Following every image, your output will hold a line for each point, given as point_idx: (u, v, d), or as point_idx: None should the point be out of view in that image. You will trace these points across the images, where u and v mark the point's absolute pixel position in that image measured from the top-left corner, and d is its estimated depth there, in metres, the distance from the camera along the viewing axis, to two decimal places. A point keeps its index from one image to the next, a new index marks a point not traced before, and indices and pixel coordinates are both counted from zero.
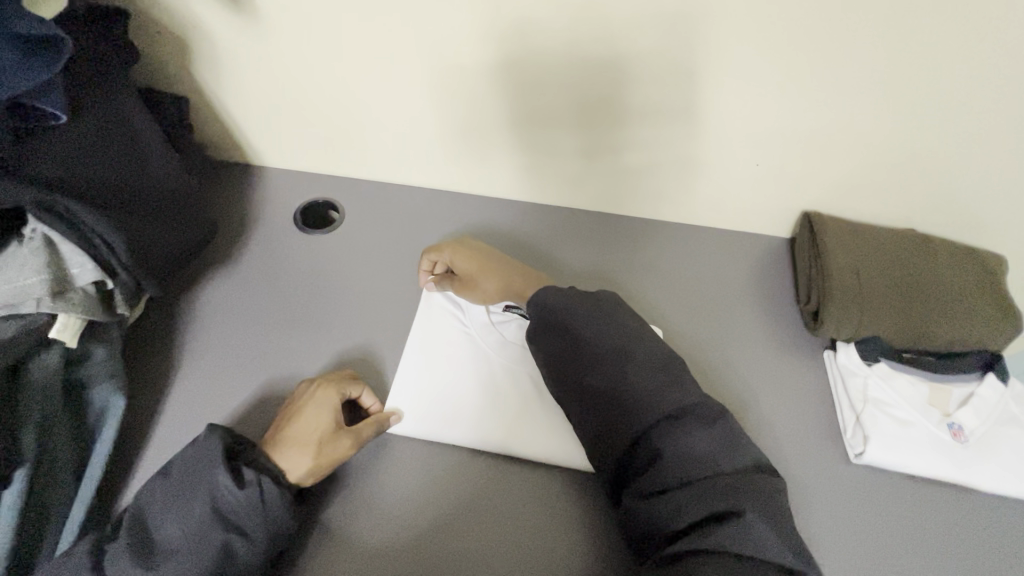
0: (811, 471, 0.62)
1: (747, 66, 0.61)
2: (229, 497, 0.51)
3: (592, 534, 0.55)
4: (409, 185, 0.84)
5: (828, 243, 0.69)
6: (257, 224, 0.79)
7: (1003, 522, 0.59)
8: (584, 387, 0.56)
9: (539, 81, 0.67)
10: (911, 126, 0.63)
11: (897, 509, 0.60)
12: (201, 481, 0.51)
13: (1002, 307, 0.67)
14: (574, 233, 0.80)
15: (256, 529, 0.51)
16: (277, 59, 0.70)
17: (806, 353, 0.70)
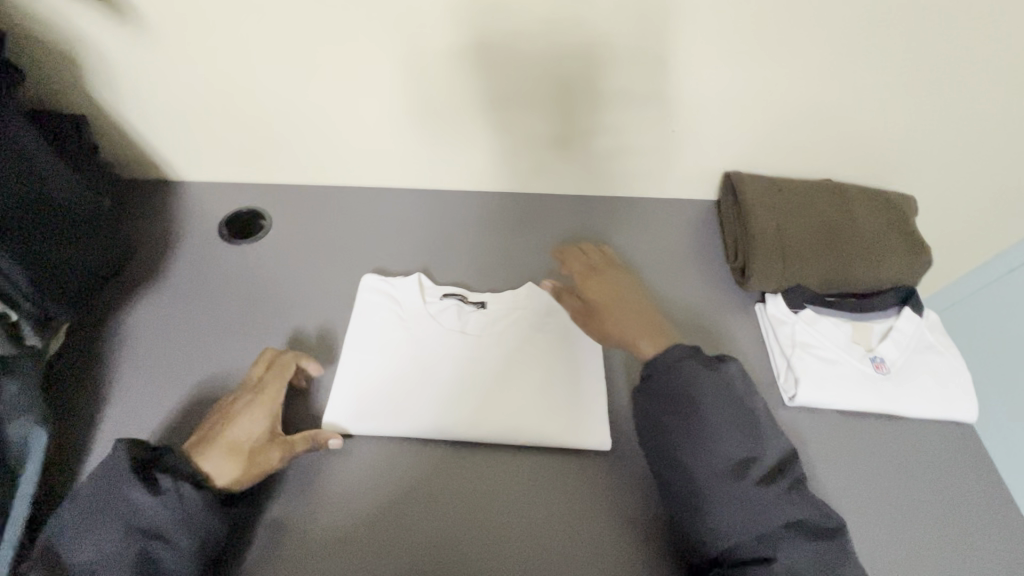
0: (830, 449, 0.64)
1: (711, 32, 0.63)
2: (144, 501, 0.51)
3: (553, 506, 0.57)
4: (338, 184, 0.82)
5: (749, 200, 0.72)
6: (180, 240, 0.76)
7: (945, 456, 0.65)
8: (669, 439, 0.53)
9: (456, 64, 0.67)
10: (833, 78, 0.66)
11: (902, 479, 0.63)
12: (117, 491, 0.51)
13: (912, 243, 0.71)
14: (510, 216, 0.80)
15: (176, 531, 0.51)
16: (184, 65, 0.67)
17: (736, 307, 0.73)
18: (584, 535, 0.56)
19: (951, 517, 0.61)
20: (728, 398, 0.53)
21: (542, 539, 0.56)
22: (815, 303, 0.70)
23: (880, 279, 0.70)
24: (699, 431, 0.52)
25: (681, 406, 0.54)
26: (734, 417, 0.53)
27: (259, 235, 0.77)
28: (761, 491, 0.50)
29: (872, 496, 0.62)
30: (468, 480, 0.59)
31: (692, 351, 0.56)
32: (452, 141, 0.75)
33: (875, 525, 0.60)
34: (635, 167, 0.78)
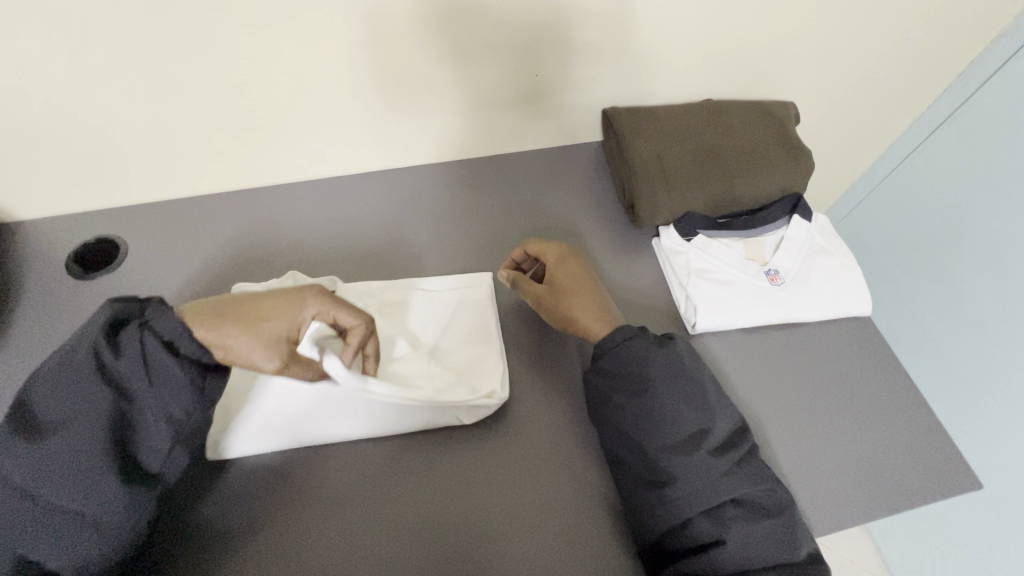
0: (754, 370, 0.64)
1: None
2: (135, 353, 0.45)
3: (488, 475, 0.55)
4: (206, 195, 0.76)
5: (628, 136, 0.70)
6: (31, 290, 0.68)
7: (856, 354, 0.67)
8: (617, 410, 0.52)
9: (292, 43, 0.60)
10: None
11: (828, 391, 0.64)
12: (74, 370, 0.44)
13: (791, 147, 0.71)
14: (397, 193, 0.77)
15: (154, 394, 0.45)
16: None
17: (633, 245, 0.73)
18: (516, 488, 0.54)
19: (857, 412, 0.63)
20: (683, 377, 0.53)
21: (496, 497, 0.53)
22: (706, 228, 0.70)
23: (765, 192, 0.70)
24: (650, 401, 0.51)
25: (632, 387, 0.52)
26: (684, 391, 0.52)
27: (116, 264, 0.70)
28: (716, 468, 0.49)
29: (799, 410, 0.62)
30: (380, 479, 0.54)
31: (648, 339, 0.55)
32: (336, 124, 0.70)
33: (794, 431, 0.60)
34: (509, 115, 0.75)
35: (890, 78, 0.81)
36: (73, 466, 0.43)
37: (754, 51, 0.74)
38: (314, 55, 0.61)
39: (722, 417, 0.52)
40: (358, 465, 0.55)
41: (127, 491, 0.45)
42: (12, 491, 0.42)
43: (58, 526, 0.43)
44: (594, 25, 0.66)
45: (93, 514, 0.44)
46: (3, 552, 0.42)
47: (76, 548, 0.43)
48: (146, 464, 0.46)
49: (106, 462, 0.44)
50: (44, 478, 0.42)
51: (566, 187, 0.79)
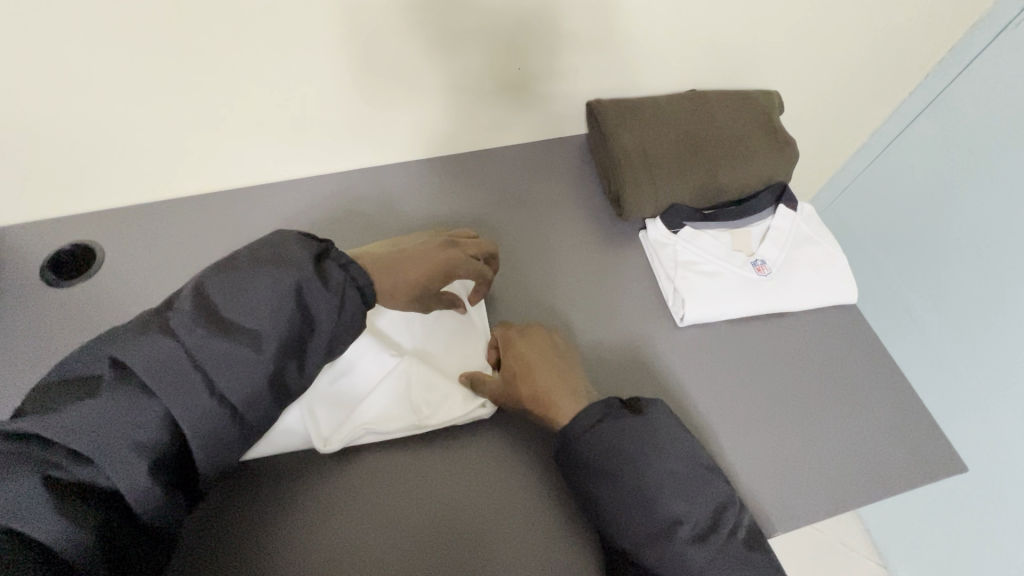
0: (739, 373, 0.63)
1: None
2: (340, 286, 0.50)
3: (472, 469, 0.55)
4: (184, 197, 0.74)
5: (613, 128, 0.69)
6: (5, 298, 0.66)
7: (841, 357, 0.66)
8: (593, 497, 0.50)
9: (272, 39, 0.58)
10: None
11: (817, 408, 0.62)
12: (277, 277, 0.47)
13: (776, 136, 0.71)
14: (382, 191, 0.76)
15: (327, 317, 0.49)
16: None
17: (620, 238, 0.73)
18: (499, 483, 0.54)
19: (845, 405, 0.63)
20: (663, 455, 0.50)
21: (476, 488, 0.54)
22: (693, 219, 0.70)
23: (751, 182, 0.70)
24: (626, 488, 0.48)
25: (605, 468, 0.49)
26: (664, 474, 0.49)
27: (94, 270, 0.69)
28: (697, 558, 0.46)
29: (788, 428, 0.60)
30: (364, 490, 0.53)
31: (624, 414, 0.51)
32: (317, 122, 0.69)
33: (779, 437, 0.60)
34: (493, 108, 0.75)
35: (872, 64, 0.82)
36: (244, 369, 0.45)
37: (737, 40, 0.74)
38: (293, 52, 0.60)
39: (705, 497, 0.49)
40: (344, 475, 0.54)
41: (277, 403, 0.48)
42: (174, 376, 0.43)
43: (210, 421, 0.44)
44: (577, 15, 0.65)
45: (247, 417, 0.46)
46: (138, 438, 0.42)
47: (211, 452, 0.45)
48: (297, 383, 0.49)
49: (273, 371, 0.46)
50: (218, 373, 0.44)
51: (551, 180, 0.78)
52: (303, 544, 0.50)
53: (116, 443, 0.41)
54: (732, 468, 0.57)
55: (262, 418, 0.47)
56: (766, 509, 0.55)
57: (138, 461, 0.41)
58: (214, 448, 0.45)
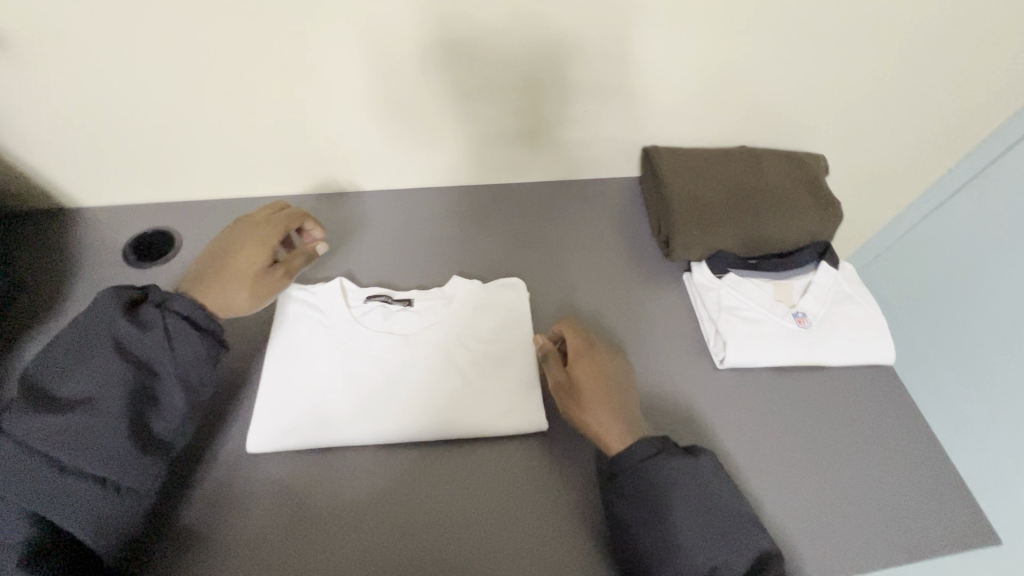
0: (775, 418, 0.65)
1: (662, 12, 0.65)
2: (159, 327, 0.55)
3: (507, 477, 0.59)
4: (259, 198, 0.79)
5: (664, 173, 0.74)
6: (85, 269, 0.71)
7: (883, 421, 0.67)
8: (630, 509, 0.53)
9: (361, 57, 0.64)
10: (729, 48, 0.70)
11: (849, 462, 0.63)
12: (94, 337, 0.53)
13: (823, 197, 0.74)
14: (441, 215, 0.80)
15: (167, 357, 0.54)
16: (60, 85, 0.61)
17: (666, 279, 0.76)
18: (530, 492, 0.58)
19: (887, 472, 0.63)
20: (701, 477, 0.53)
21: (506, 494, 0.58)
22: (737, 266, 0.72)
23: (794, 238, 0.73)
24: (665, 506, 0.52)
25: (643, 494, 0.53)
26: (702, 496, 0.52)
27: (172, 254, 0.73)
28: None
29: (819, 481, 0.61)
30: (404, 484, 0.58)
31: (667, 445, 0.55)
32: (388, 139, 0.74)
33: (809, 486, 0.61)
34: (553, 142, 0.79)
35: (916, 139, 0.84)
36: (87, 443, 0.50)
37: (787, 104, 0.78)
38: (375, 72, 0.66)
39: (748, 542, 0.51)
40: (388, 468, 0.59)
41: (150, 462, 0.52)
42: (66, 449, 0.49)
43: (91, 490, 0.50)
44: (640, 62, 0.70)
45: (155, 467, 0.53)
46: (87, 494, 0.49)
47: (125, 506, 0.51)
48: (164, 434, 0.54)
49: (129, 429, 0.51)
50: (66, 452, 0.49)
51: (599, 217, 0.82)
52: (338, 537, 0.55)
53: (56, 503, 0.49)
54: (759, 507, 0.59)
55: (137, 480, 0.51)
56: (796, 559, 0.56)
57: (77, 517, 0.49)
58: (127, 503, 0.51)
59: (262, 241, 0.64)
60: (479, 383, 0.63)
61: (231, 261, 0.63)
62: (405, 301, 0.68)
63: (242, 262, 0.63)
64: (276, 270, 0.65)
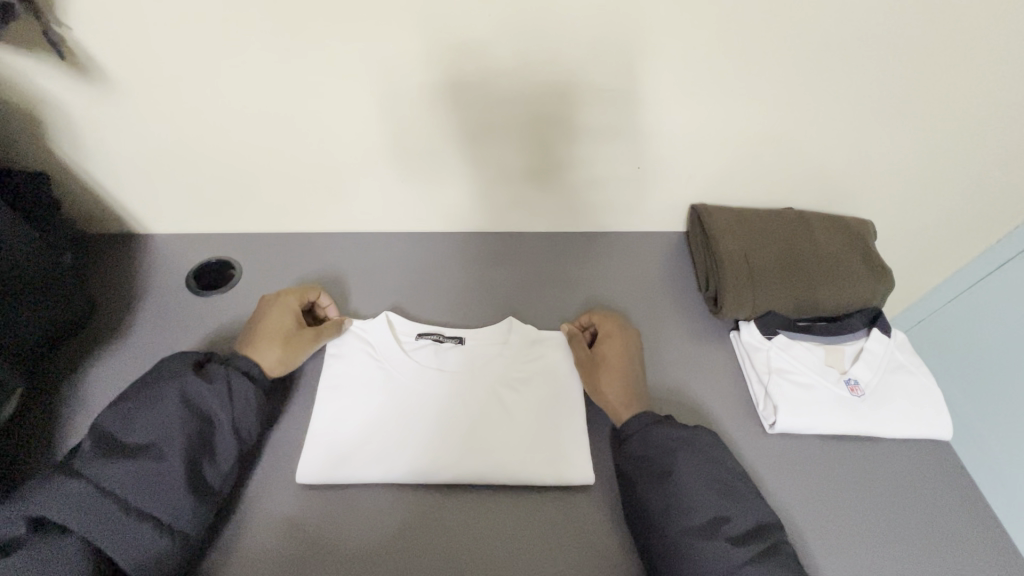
0: (828, 488, 0.63)
1: (725, 81, 0.66)
2: (229, 381, 0.59)
3: (549, 533, 0.58)
4: (315, 233, 0.82)
5: (714, 232, 0.75)
6: (149, 293, 0.74)
7: (946, 500, 0.63)
8: (636, 480, 0.57)
9: (425, 110, 0.67)
10: (788, 118, 0.70)
11: (909, 541, 0.60)
12: (165, 390, 0.56)
13: (875, 264, 0.74)
14: (488, 259, 0.81)
15: (230, 411, 0.58)
16: (147, 121, 0.65)
17: (712, 336, 0.75)
18: (573, 550, 0.57)
19: (951, 555, 0.59)
20: (709, 460, 0.57)
21: (547, 551, 0.56)
22: (788, 328, 0.71)
23: (846, 303, 0.72)
24: (670, 474, 0.55)
25: (654, 471, 0.56)
26: (706, 470, 0.56)
27: (232, 283, 0.76)
28: (740, 557, 0.50)
29: (876, 558, 0.58)
30: (420, 533, 0.57)
31: (678, 425, 0.60)
32: (445, 186, 0.76)
33: (866, 564, 0.58)
34: (603, 197, 0.79)
35: (973, 214, 0.83)
36: (153, 485, 0.51)
37: (841, 175, 0.78)
38: (439, 123, 0.68)
39: (752, 507, 0.54)
40: (407, 514, 0.58)
41: (203, 506, 0.53)
42: (132, 491, 0.50)
43: (150, 531, 0.50)
44: (698, 127, 0.70)
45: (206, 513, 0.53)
46: (145, 534, 0.49)
47: (177, 550, 0.51)
48: (219, 481, 0.55)
49: (191, 471, 0.53)
50: (133, 492, 0.50)
51: (645, 270, 0.82)
52: None
53: (116, 543, 0.48)
54: None
55: (191, 522, 0.52)
56: None
57: (133, 558, 0.48)
58: (179, 545, 0.51)
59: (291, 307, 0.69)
60: (525, 431, 0.63)
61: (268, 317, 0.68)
62: (456, 339, 0.70)
63: (280, 321, 0.67)
64: (308, 331, 0.68)
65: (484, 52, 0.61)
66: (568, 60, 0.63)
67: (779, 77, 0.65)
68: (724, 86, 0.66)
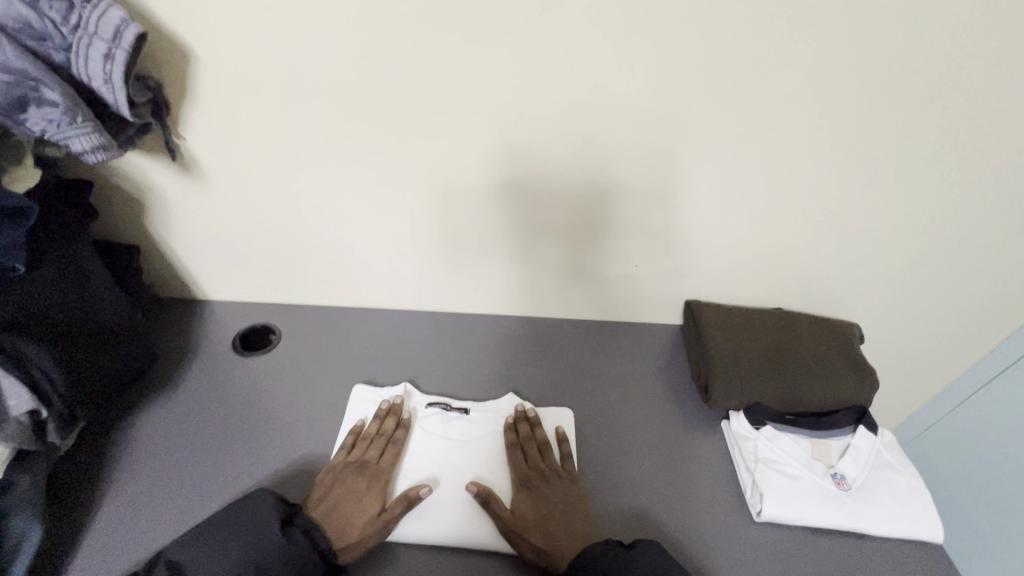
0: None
1: (709, 197, 0.76)
2: (302, 550, 0.59)
3: None
4: (347, 307, 0.93)
5: (705, 326, 0.82)
6: (200, 352, 0.84)
7: None
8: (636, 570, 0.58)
9: (451, 206, 0.79)
10: (766, 229, 0.80)
11: None
12: (241, 544, 0.58)
13: (858, 365, 0.79)
14: (499, 339, 0.89)
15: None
16: (223, 209, 0.79)
17: (704, 423, 0.80)
18: None
19: None
20: None
21: None
22: (775, 420, 0.75)
23: (830, 400, 0.77)
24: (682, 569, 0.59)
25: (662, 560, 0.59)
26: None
27: (271, 348, 0.86)
28: None
29: None
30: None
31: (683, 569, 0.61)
32: (464, 270, 0.87)
33: None
34: (605, 287, 0.88)
35: (956, 323, 0.88)
36: None
37: (823, 281, 0.85)
38: (463, 220, 0.80)
39: None
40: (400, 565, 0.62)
41: None
42: None
43: None
44: (688, 232, 0.80)
45: None
46: None
47: None
48: None
49: None
50: None
51: (642, 357, 0.88)
52: None
53: None
54: None
55: None
56: None
57: None
58: None
59: (366, 485, 0.67)
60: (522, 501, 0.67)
61: (343, 494, 0.66)
62: (463, 409, 0.77)
63: (353, 503, 0.65)
64: (377, 516, 0.64)
65: (503, 162, 0.74)
66: (577, 170, 0.75)
67: (759, 194, 0.76)
68: (709, 200, 0.76)
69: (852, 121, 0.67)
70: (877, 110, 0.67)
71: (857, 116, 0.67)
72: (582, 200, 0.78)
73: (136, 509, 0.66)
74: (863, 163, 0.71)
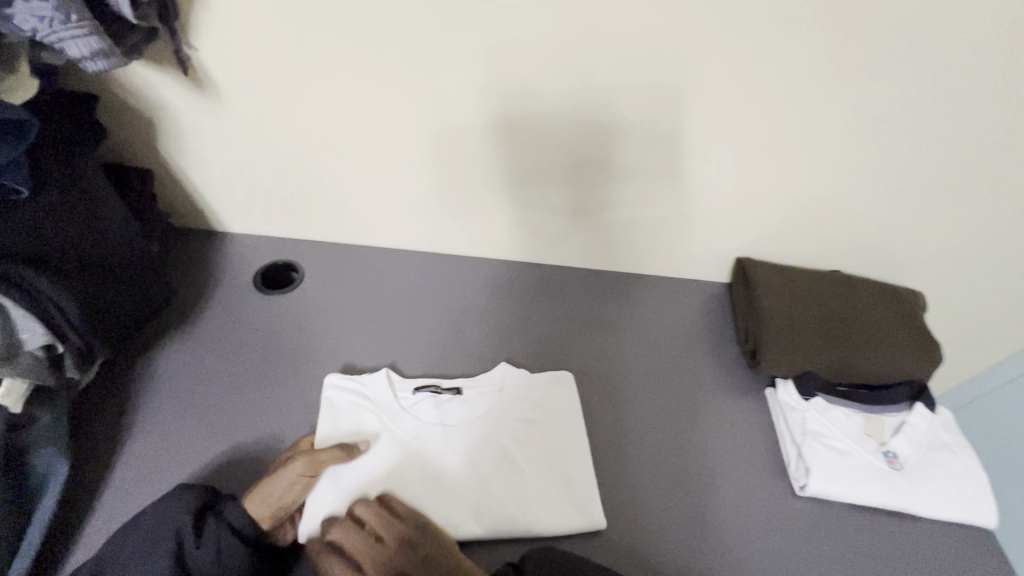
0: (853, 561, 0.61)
1: (782, 143, 0.67)
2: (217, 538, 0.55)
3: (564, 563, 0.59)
4: (372, 247, 0.87)
5: (758, 287, 0.75)
6: (220, 286, 0.81)
7: None
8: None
9: (488, 141, 0.71)
10: (842, 184, 0.70)
11: None
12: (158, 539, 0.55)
13: (924, 338, 0.72)
14: (531, 289, 0.83)
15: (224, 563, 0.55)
16: (239, 133, 0.73)
17: (748, 390, 0.75)
18: None
19: None
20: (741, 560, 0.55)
21: None
22: (827, 392, 0.71)
23: (890, 374, 0.71)
24: None
25: None
26: None
27: (294, 286, 0.82)
28: None
29: None
30: None
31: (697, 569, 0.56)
32: (496, 213, 0.79)
33: None
34: (650, 240, 0.80)
35: None
36: None
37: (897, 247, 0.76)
38: (500, 157, 0.72)
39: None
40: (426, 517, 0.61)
41: None
42: None
43: None
44: (751, 184, 0.72)
45: None
46: None
47: None
48: None
49: None
50: None
51: (685, 316, 0.83)
52: None
53: None
54: None
55: None
56: None
57: None
58: None
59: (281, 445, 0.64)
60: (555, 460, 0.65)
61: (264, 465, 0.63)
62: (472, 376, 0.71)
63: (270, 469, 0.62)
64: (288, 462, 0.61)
65: (550, 92, 0.65)
66: (632, 105, 0.66)
67: (842, 142, 0.66)
68: (781, 147, 0.67)
69: (969, 56, 0.57)
70: (1003, 44, 0.56)
71: (976, 50, 0.56)
72: (638, 139, 0.68)
73: (164, 445, 0.65)
74: (971, 110, 0.61)
